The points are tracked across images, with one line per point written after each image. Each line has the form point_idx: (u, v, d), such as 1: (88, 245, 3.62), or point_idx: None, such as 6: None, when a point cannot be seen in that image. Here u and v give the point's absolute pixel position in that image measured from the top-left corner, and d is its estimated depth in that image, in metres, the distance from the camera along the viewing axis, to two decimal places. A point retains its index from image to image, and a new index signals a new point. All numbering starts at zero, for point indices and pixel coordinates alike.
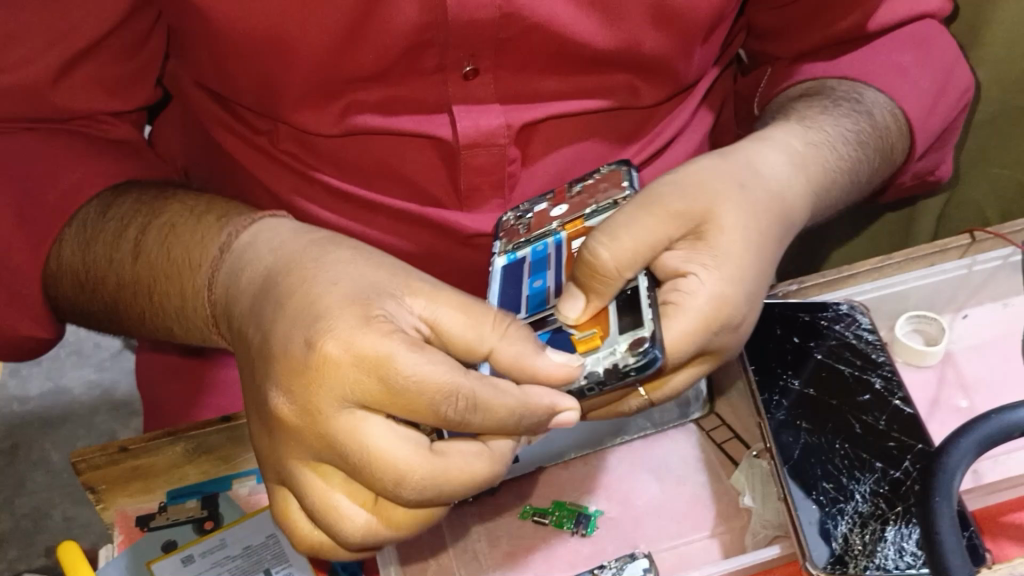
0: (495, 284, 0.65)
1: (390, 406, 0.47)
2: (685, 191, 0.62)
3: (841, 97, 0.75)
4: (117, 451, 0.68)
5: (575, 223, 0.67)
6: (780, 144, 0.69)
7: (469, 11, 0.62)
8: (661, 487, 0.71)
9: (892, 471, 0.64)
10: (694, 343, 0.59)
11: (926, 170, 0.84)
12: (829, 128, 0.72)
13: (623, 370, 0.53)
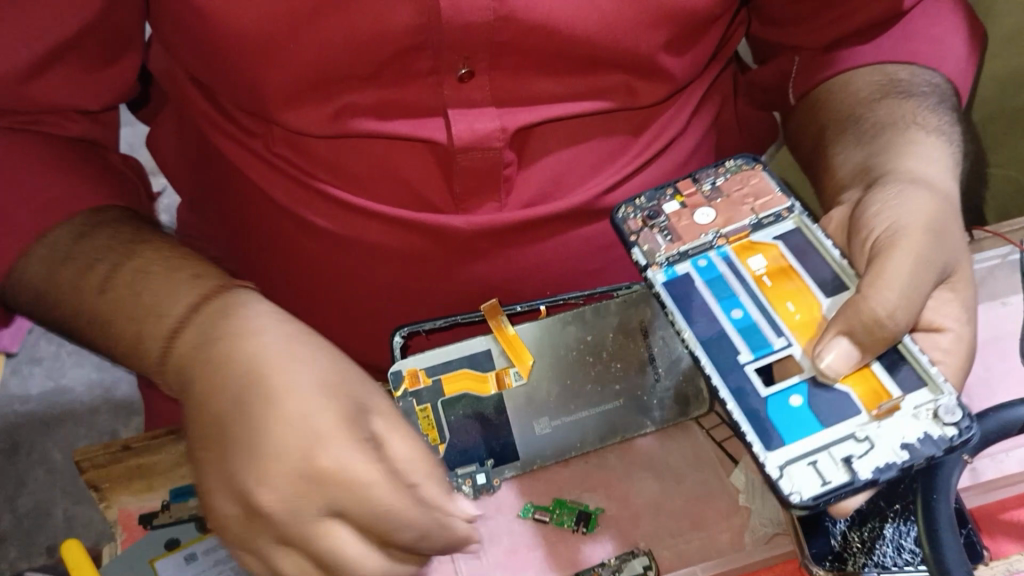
0: (675, 309, 0.66)
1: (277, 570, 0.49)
2: (939, 233, 0.66)
3: (908, 91, 0.79)
4: (120, 450, 0.68)
5: (740, 236, 0.69)
6: (931, 155, 0.73)
7: (463, 17, 0.62)
8: (660, 484, 0.71)
9: None
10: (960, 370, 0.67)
11: None
12: (932, 132, 0.75)
13: (948, 442, 0.56)
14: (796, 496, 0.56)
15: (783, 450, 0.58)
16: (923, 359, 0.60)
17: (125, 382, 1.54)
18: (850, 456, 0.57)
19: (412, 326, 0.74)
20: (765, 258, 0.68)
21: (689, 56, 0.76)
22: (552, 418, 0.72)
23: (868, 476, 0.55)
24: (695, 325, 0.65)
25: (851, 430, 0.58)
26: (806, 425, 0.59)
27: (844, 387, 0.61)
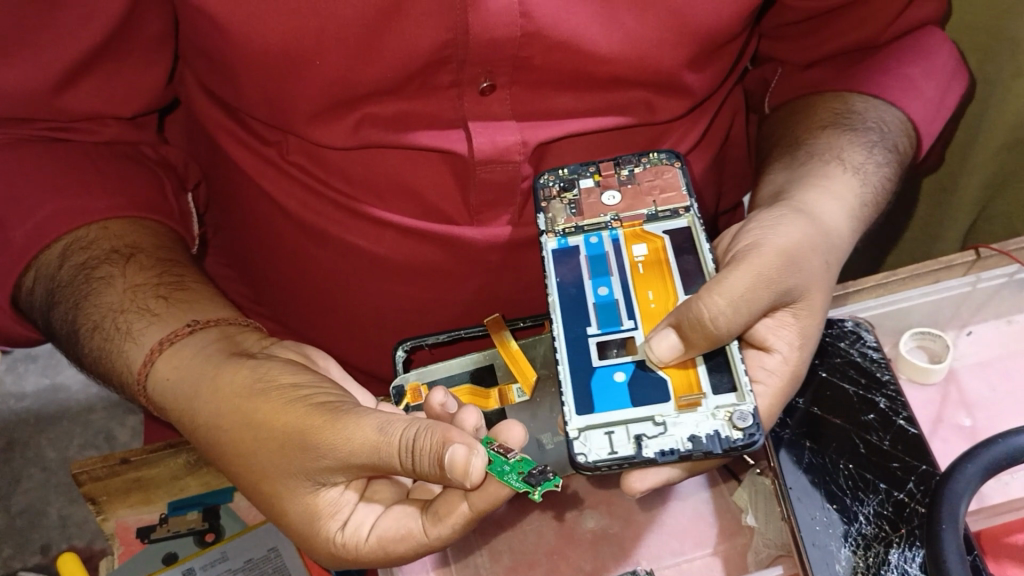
0: (554, 272, 0.67)
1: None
2: (798, 260, 0.65)
3: (871, 128, 0.78)
4: (118, 463, 0.67)
5: (632, 224, 0.70)
6: (836, 197, 0.73)
7: (490, 33, 0.61)
8: (663, 502, 0.71)
9: (897, 492, 0.64)
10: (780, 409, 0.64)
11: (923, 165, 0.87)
12: (863, 178, 0.76)
13: (728, 443, 0.56)
14: (582, 457, 0.57)
15: (589, 415, 0.59)
16: (741, 369, 0.60)
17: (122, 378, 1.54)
18: (637, 434, 0.58)
19: (415, 341, 0.75)
20: (649, 248, 0.68)
21: (709, 71, 0.75)
22: (555, 434, 0.70)
23: (649, 456, 0.56)
24: (564, 294, 0.66)
25: (654, 412, 0.59)
26: (618, 398, 0.60)
27: (664, 373, 0.61)
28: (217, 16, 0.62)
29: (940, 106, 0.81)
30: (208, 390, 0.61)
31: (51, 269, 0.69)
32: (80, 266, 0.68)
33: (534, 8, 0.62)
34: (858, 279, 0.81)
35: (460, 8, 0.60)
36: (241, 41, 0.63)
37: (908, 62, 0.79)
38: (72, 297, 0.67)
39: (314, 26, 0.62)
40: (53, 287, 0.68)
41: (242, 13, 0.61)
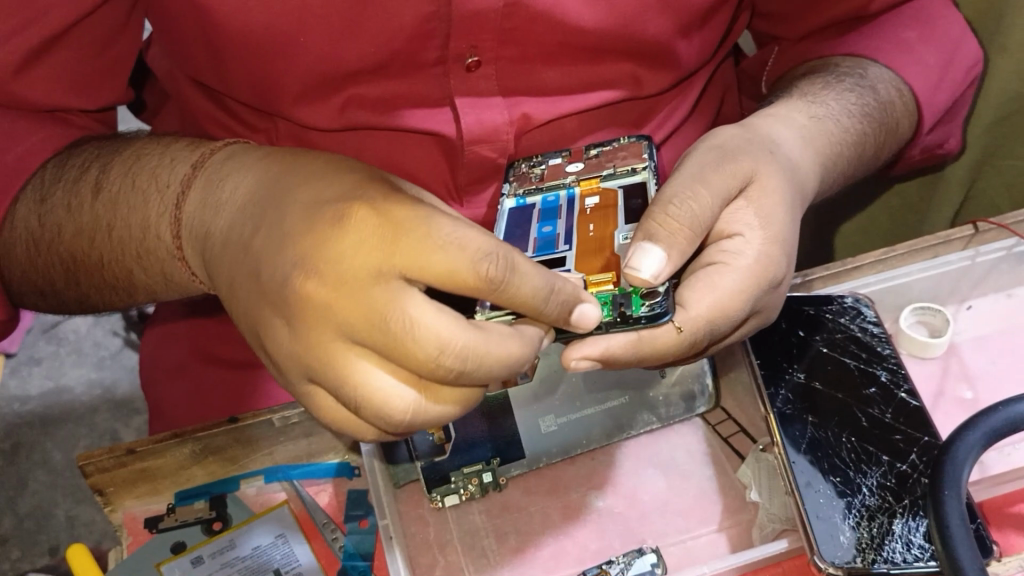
0: (503, 222, 0.66)
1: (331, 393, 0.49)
2: (733, 151, 0.63)
3: (844, 74, 0.78)
4: (125, 454, 0.68)
5: (590, 181, 0.68)
6: (788, 120, 0.71)
7: (473, 4, 0.62)
8: (667, 481, 0.71)
9: (899, 464, 0.65)
10: (748, 301, 0.59)
11: (935, 145, 0.86)
12: (831, 104, 0.74)
13: (634, 317, 0.55)
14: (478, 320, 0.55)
15: None
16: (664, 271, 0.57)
17: (125, 380, 1.55)
18: None
19: None
20: (602, 200, 0.66)
21: (695, 45, 0.75)
22: (558, 416, 0.72)
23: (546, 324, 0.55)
24: (506, 234, 0.65)
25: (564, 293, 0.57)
26: None
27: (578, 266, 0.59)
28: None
29: (941, 77, 0.80)
30: (234, 171, 0.56)
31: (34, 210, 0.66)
32: (86, 157, 0.68)
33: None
34: (857, 255, 0.82)
35: None
36: (224, 23, 0.63)
37: (904, 26, 0.80)
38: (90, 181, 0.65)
39: (298, 5, 0.62)
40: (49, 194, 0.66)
41: None
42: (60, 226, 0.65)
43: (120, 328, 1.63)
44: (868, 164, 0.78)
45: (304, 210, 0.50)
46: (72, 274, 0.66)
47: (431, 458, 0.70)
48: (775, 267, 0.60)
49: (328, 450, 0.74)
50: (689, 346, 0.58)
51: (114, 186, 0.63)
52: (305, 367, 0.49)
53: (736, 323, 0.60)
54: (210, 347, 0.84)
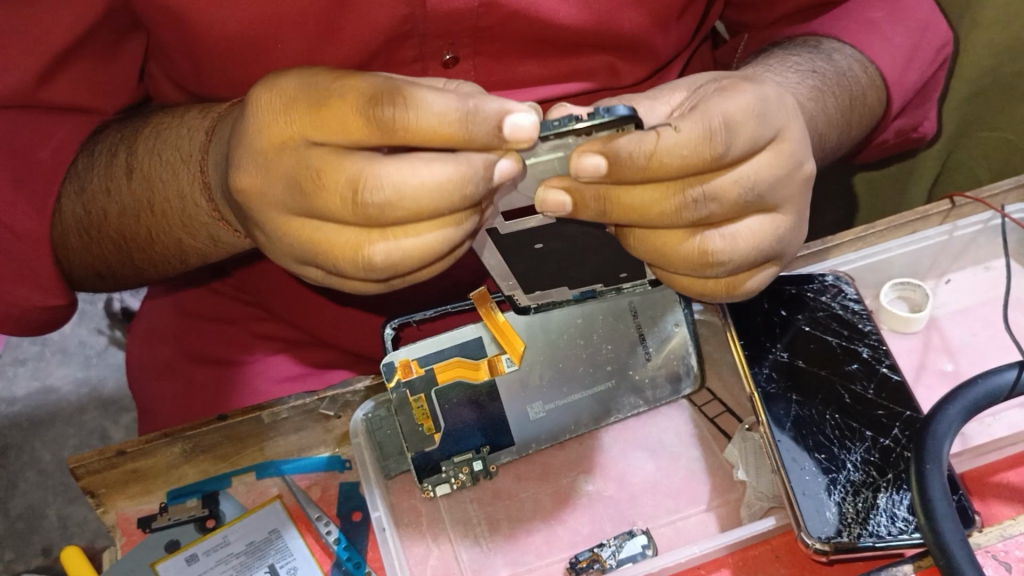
0: None
1: (325, 128, 0.45)
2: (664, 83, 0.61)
3: (802, 47, 0.78)
4: (115, 454, 0.69)
5: None
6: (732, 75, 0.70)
7: (448, 5, 0.61)
8: (656, 463, 0.73)
9: (882, 439, 0.66)
10: (755, 108, 0.50)
11: (909, 127, 0.87)
12: (778, 64, 0.74)
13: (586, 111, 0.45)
14: None
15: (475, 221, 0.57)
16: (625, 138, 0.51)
17: (112, 378, 1.54)
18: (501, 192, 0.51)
19: (405, 317, 0.73)
20: None
21: (671, 36, 0.76)
22: (546, 402, 0.72)
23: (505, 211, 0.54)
24: None
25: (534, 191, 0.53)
26: None
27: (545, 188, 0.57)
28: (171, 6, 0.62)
29: (912, 55, 0.80)
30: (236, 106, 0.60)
31: (80, 202, 0.67)
32: (111, 142, 0.68)
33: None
34: (836, 233, 0.82)
35: None
36: (200, 31, 0.63)
37: (873, 7, 0.80)
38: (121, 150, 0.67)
39: (274, 10, 0.61)
40: (85, 180, 0.67)
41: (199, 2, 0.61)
42: (101, 205, 0.66)
43: (105, 327, 1.62)
44: (841, 141, 0.77)
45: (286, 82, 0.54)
46: (131, 261, 0.69)
47: (421, 448, 0.69)
48: (768, 90, 0.53)
49: (320, 444, 0.74)
50: (707, 142, 0.48)
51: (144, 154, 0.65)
52: (297, 111, 0.45)
53: (757, 135, 0.50)
54: (197, 347, 0.84)
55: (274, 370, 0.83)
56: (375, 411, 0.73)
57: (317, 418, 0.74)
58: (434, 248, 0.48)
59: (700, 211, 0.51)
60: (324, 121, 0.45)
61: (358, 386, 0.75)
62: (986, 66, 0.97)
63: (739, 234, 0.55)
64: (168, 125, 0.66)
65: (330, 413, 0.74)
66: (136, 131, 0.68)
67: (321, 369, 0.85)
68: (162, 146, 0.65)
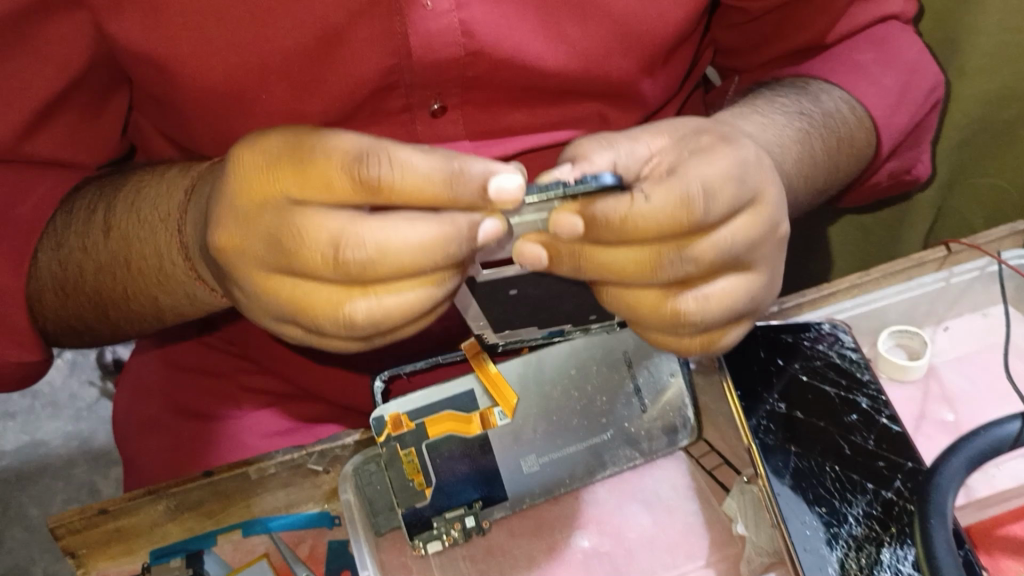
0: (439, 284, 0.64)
1: (306, 187, 0.44)
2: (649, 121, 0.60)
3: (789, 88, 0.78)
4: (97, 513, 0.67)
5: None
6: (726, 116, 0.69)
7: (433, 54, 0.61)
8: (653, 517, 0.71)
9: (884, 491, 0.64)
10: (736, 174, 0.50)
11: (902, 169, 0.87)
12: (770, 107, 0.73)
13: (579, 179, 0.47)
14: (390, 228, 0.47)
15: None
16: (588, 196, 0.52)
17: (102, 430, 1.52)
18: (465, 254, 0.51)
19: (396, 368, 0.71)
20: None
21: (660, 82, 0.76)
22: (540, 456, 0.71)
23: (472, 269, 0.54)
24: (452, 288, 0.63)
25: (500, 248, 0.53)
26: None
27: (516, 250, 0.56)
28: (155, 56, 0.61)
29: (901, 98, 0.79)
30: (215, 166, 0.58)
31: (57, 255, 0.65)
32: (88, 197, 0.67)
33: (476, 27, 0.62)
34: (832, 281, 0.81)
35: (400, 30, 0.60)
36: (185, 82, 0.63)
37: (862, 49, 0.80)
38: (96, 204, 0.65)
39: (259, 62, 0.61)
40: (60, 237, 0.66)
41: (183, 52, 0.61)
42: (76, 261, 0.65)
43: (97, 379, 1.60)
44: (830, 181, 0.76)
45: None
46: (107, 315, 0.67)
47: (411, 505, 0.68)
48: (751, 153, 0.53)
49: (308, 500, 0.73)
50: (683, 208, 0.48)
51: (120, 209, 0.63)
52: (283, 169, 0.45)
53: (735, 204, 0.50)
54: (185, 401, 0.82)
55: (263, 425, 0.81)
56: (366, 465, 0.69)
57: (306, 472, 0.71)
58: (414, 307, 0.48)
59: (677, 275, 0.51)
60: (306, 180, 0.44)
61: (347, 439, 0.71)
62: (976, 113, 0.98)
63: (713, 295, 0.54)
64: (146, 184, 0.63)
65: (319, 468, 0.71)
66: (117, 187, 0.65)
67: (310, 423, 0.84)
68: (137, 199, 0.63)
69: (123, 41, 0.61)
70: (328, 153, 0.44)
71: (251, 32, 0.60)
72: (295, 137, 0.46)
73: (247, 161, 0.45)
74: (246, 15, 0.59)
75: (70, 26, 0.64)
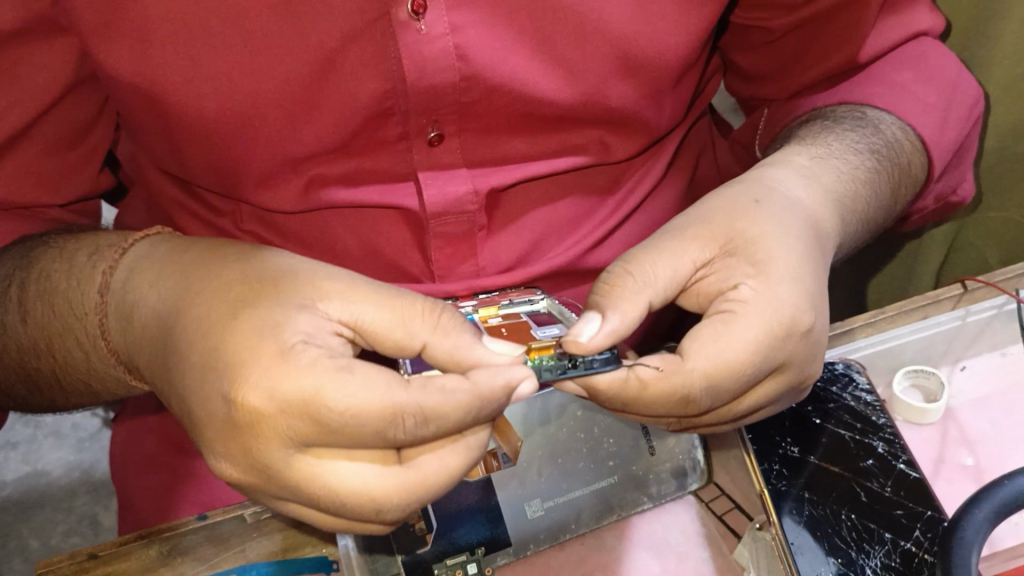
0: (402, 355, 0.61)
1: (329, 443, 0.49)
2: (704, 211, 0.63)
3: (843, 117, 0.77)
4: (87, 558, 0.65)
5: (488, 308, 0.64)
6: (791, 167, 0.69)
7: (429, 80, 0.60)
8: (663, 566, 0.68)
9: (903, 541, 0.62)
10: (761, 355, 0.57)
11: (947, 189, 0.84)
12: (833, 143, 0.73)
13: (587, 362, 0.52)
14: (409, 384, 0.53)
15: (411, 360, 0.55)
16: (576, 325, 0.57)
17: (104, 461, 1.50)
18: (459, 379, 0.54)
19: None
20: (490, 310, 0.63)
21: (663, 110, 0.74)
22: (545, 500, 0.69)
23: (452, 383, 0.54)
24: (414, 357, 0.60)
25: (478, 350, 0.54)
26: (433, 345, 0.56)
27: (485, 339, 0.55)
28: (145, 83, 0.60)
29: (944, 115, 0.78)
30: (150, 279, 0.57)
31: (2, 334, 0.64)
32: (11, 270, 0.65)
33: (472, 52, 0.60)
34: (845, 320, 0.79)
35: (394, 54, 0.59)
36: (177, 110, 0.61)
37: (900, 69, 0.78)
38: (26, 285, 0.63)
39: (250, 90, 0.60)
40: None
41: (173, 79, 0.59)
42: (14, 340, 0.64)
43: (99, 409, 1.57)
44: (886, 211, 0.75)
45: (217, 296, 0.52)
46: (45, 391, 0.66)
47: (412, 550, 0.66)
48: (787, 314, 0.57)
49: (306, 545, 0.68)
50: (692, 401, 0.57)
51: (48, 304, 0.62)
52: (296, 420, 0.48)
53: (753, 377, 0.58)
54: (179, 436, 0.81)
55: None
56: None
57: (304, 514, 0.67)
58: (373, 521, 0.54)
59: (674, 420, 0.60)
60: (331, 433, 0.48)
61: None
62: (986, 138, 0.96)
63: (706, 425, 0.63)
64: (63, 276, 0.62)
65: None
66: (30, 268, 0.64)
67: None
68: (60, 299, 0.62)
69: (114, 69, 0.60)
70: (340, 416, 0.47)
71: (241, 58, 0.59)
72: (294, 370, 0.48)
73: (259, 400, 0.48)
74: (237, 41, 0.58)
75: (58, 51, 0.63)
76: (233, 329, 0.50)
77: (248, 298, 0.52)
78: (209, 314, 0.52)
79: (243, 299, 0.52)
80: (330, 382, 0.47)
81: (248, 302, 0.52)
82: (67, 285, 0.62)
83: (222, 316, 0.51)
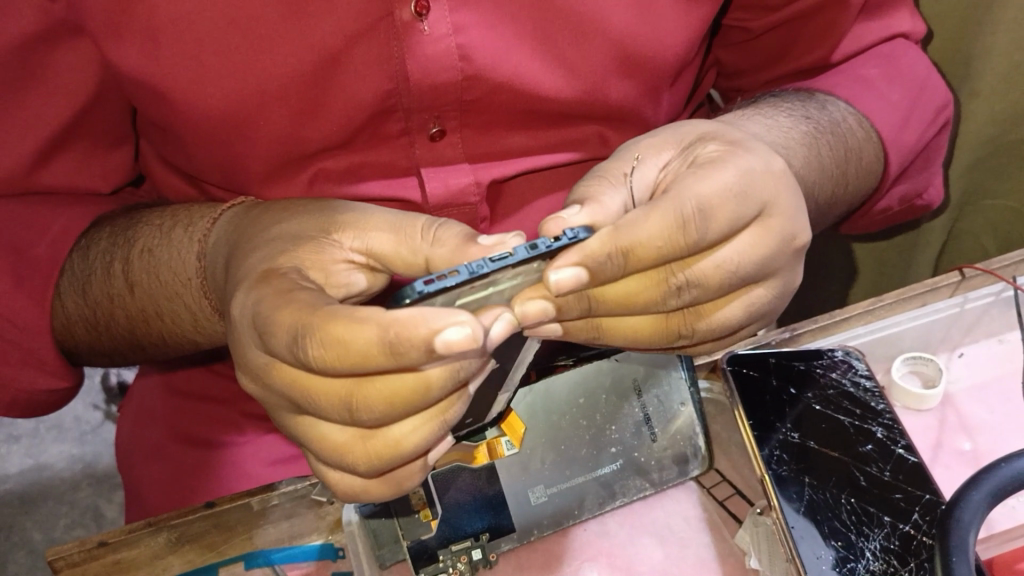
0: None
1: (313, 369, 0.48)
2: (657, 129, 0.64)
3: (787, 95, 0.79)
4: (97, 545, 0.66)
5: None
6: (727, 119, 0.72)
7: (431, 78, 0.61)
8: (664, 550, 0.69)
9: (902, 525, 0.63)
10: (737, 185, 0.54)
11: (914, 192, 0.85)
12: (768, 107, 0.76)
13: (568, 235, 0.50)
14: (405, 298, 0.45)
15: None
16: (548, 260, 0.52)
17: (107, 452, 1.50)
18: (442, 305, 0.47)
19: None
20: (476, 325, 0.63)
21: (663, 106, 0.75)
22: (548, 486, 0.69)
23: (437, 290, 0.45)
24: None
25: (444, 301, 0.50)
26: None
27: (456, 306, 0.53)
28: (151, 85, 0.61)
29: (908, 113, 0.79)
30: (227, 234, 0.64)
31: (82, 304, 0.70)
32: (104, 246, 0.70)
33: (473, 51, 0.61)
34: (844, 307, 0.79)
35: (398, 54, 0.60)
36: (182, 110, 0.62)
37: (867, 64, 0.80)
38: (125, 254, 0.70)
39: (255, 90, 0.61)
40: (88, 285, 0.70)
41: (178, 79, 0.60)
42: (106, 311, 0.70)
43: (101, 402, 1.58)
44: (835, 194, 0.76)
45: (269, 242, 0.57)
46: (140, 349, 0.72)
47: (417, 537, 0.66)
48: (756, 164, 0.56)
49: (312, 532, 0.69)
50: (682, 230, 0.52)
51: (144, 271, 0.68)
52: (284, 332, 0.47)
53: (742, 217, 0.54)
54: (185, 428, 0.81)
55: (266, 452, 0.80)
56: None
57: (309, 504, 0.70)
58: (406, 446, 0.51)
59: (683, 283, 0.55)
60: (268, 331, 0.48)
61: None
62: (982, 132, 0.97)
63: (716, 306, 0.59)
64: (159, 244, 0.69)
65: (324, 499, 0.70)
66: (127, 237, 0.70)
67: None
68: (158, 264, 0.68)
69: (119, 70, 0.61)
70: (316, 327, 0.46)
71: (245, 59, 0.59)
72: (296, 301, 0.48)
73: (251, 304, 0.51)
74: (241, 41, 0.59)
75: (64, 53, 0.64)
76: (262, 265, 0.55)
77: (287, 239, 0.57)
78: (253, 254, 0.56)
79: (283, 244, 0.56)
80: (308, 292, 0.49)
81: (284, 245, 0.56)
82: (161, 256, 0.68)
83: (261, 257, 0.55)
